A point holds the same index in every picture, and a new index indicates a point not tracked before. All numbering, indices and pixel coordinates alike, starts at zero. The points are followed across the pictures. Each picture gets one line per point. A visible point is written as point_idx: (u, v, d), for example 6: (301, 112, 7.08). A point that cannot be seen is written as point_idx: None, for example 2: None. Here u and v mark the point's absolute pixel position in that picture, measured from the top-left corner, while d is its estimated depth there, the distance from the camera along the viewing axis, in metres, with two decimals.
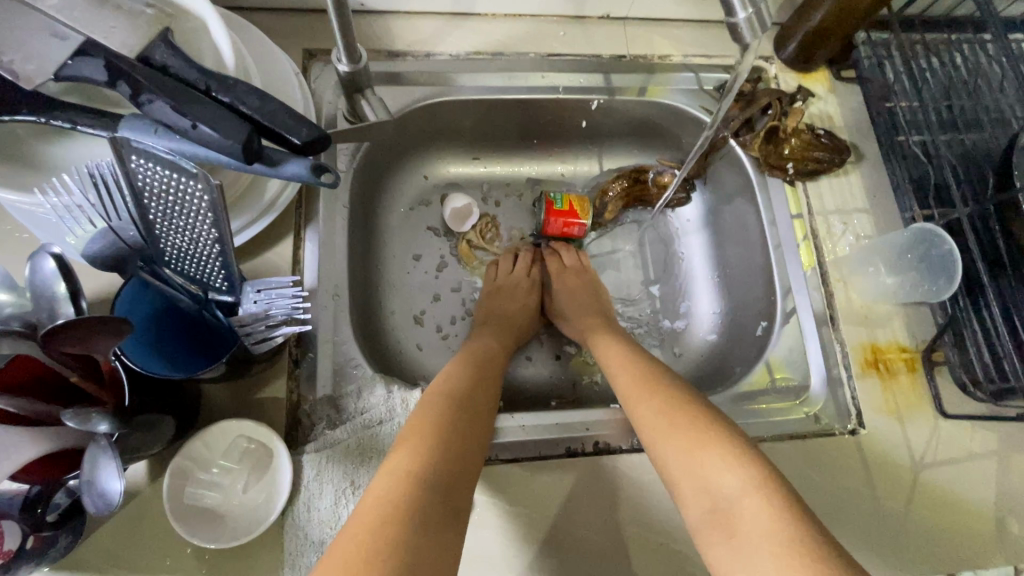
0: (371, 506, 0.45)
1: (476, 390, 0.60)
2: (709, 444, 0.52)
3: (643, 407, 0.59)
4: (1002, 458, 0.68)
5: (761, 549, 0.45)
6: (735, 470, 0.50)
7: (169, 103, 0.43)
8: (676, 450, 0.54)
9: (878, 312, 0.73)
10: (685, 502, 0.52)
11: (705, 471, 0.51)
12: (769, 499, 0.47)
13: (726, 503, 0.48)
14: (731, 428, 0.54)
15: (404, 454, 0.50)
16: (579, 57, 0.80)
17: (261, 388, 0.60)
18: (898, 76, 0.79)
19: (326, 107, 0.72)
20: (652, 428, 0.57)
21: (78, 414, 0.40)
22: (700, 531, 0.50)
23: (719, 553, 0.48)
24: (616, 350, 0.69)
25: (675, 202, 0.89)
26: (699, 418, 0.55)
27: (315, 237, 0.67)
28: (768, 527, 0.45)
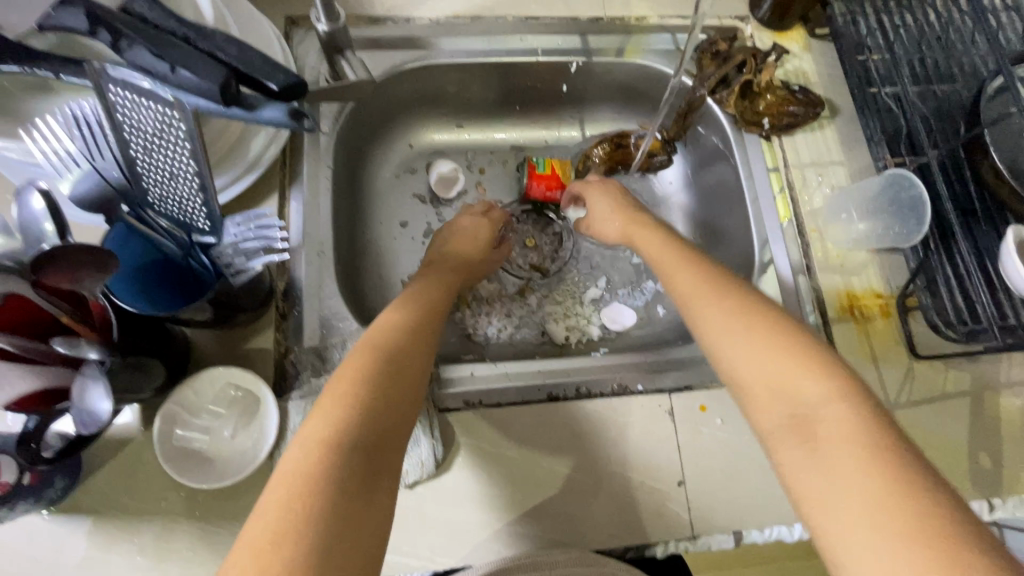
0: (285, 475, 0.41)
1: (405, 349, 0.55)
2: (795, 355, 0.49)
3: (711, 311, 0.56)
4: (974, 396, 0.70)
5: (847, 453, 0.42)
6: (817, 380, 0.47)
7: (147, 47, 0.45)
8: (754, 357, 0.50)
9: (853, 260, 0.74)
10: (759, 405, 0.49)
11: (781, 379, 0.48)
12: (849, 404, 0.45)
13: (807, 409, 0.46)
14: (814, 343, 0.50)
15: (319, 421, 0.45)
16: (557, 19, 0.82)
17: (248, 339, 0.62)
18: (870, 31, 0.80)
19: (307, 71, 0.73)
20: (728, 335, 0.53)
21: (68, 342, 0.42)
22: (773, 436, 0.47)
23: (790, 459, 0.45)
24: (677, 261, 0.63)
25: (658, 165, 0.90)
26: (784, 330, 0.51)
27: (299, 196, 0.69)
28: (851, 434, 0.43)
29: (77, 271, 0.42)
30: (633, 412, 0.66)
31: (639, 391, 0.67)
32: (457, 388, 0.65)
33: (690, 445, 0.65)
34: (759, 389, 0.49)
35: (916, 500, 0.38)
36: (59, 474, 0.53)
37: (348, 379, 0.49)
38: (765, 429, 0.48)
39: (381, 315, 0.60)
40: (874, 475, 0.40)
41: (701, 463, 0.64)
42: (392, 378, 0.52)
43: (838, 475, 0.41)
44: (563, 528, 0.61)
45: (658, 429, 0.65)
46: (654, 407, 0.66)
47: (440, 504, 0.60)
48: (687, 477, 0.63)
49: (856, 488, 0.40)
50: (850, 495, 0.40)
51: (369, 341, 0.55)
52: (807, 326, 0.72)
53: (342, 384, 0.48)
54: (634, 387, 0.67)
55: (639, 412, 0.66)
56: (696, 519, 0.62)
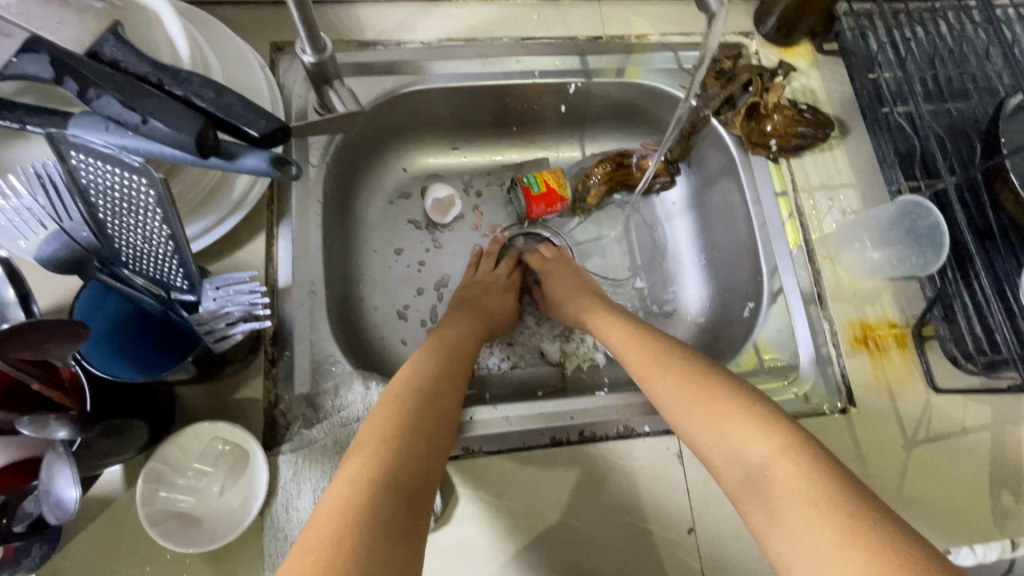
0: (333, 506, 0.44)
1: (441, 386, 0.59)
2: (736, 417, 0.51)
3: (658, 380, 0.59)
4: (995, 431, 0.67)
5: (794, 503, 0.44)
6: (762, 436, 0.49)
7: (116, 97, 0.42)
8: (701, 422, 0.53)
9: (866, 288, 0.71)
10: (720, 470, 0.51)
11: (734, 437, 0.50)
12: (799, 456, 0.47)
13: (756, 469, 0.48)
14: (757, 400, 0.53)
15: (363, 453, 0.49)
16: (554, 39, 0.78)
17: (236, 388, 0.59)
18: (881, 47, 0.77)
19: (294, 100, 0.70)
20: (674, 405, 0.56)
21: (33, 422, 0.38)
22: (737, 495, 0.49)
23: (754, 517, 0.47)
24: (622, 330, 0.68)
25: (661, 186, 0.87)
26: (726, 392, 0.54)
27: (288, 233, 0.66)
28: (797, 483, 0.45)
29: (45, 344, 0.39)
30: (640, 456, 0.63)
31: (647, 432, 0.64)
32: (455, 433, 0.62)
33: (701, 490, 0.62)
34: (716, 448, 0.51)
35: (864, 540, 0.40)
36: (37, 544, 0.50)
37: (383, 420, 0.53)
38: (732, 492, 0.50)
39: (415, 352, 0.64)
40: (824, 520, 0.42)
41: (712, 509, 0.61)
42: (428, 416, 0.54)
43: (793, 523, 0.43)
44: None
45: (666, 473, 0.62)
46: (662, 450, 0.63)
47: (440, 560, 0.57)
48: (698, 524, 0.61)
49: (819, 535, 0.42)
50: (805, 542, 0.42)
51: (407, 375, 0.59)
52: (819, 358, 0.69)
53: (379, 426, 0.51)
54: (641, 428, 0.64)
55: (646, 455, 0.63)
56: (708, 569, 0.59)
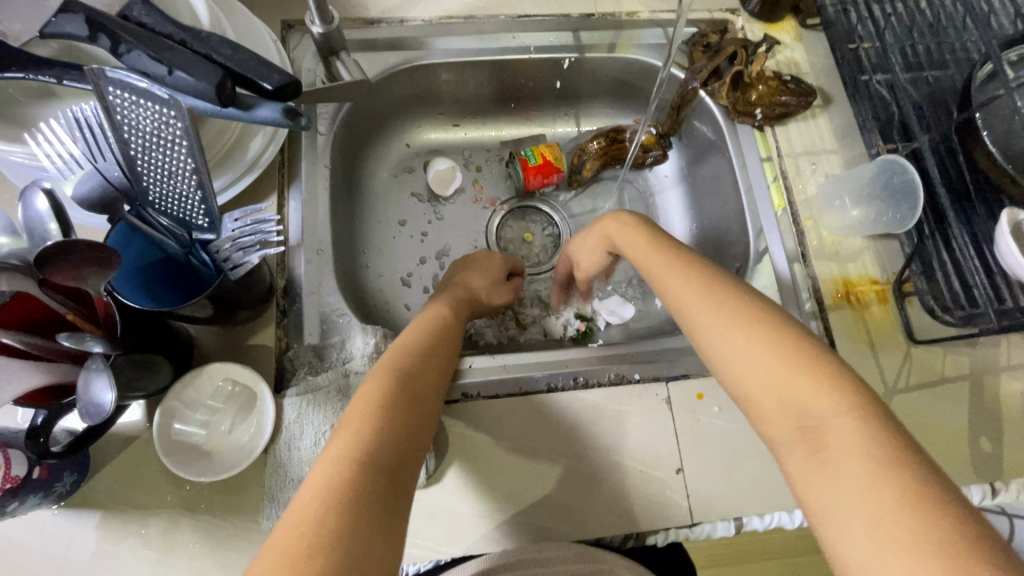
0: (312, 489, 0.43)
1: (424, 370, 0.58)
2: (809, 369, 0.47)
3: (711, 322, 0.54)
4: (973, 380, 0.70)
5: (851, 464, 0.42)
6: (828, 394, 0.46)
7: (145, 52, 0.47)
8: (757, 368, 0.49)
9: (848, 247, 0.74)
10: (767, 418, 0.48)
11: (791, 390, 0.47)
12: (859, 417, 0.44)
13: (816, 421, 0.45)
14: (824, 352, 0.49)
15: (347, 433, 0.48)
16: (548, 17, 0.83)
17: (250, 336, 0.63)
18: (861, 20, 0.81)
19: (303, 73, 0.75)
20: (728, 350, 0.52)
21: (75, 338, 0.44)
22: (783, 447, 0.47)
23: (797, 470, 0.45)
24: (664, 261, 0.61)
25: (654, 159, 0.91)
26: (791, 340, 0.50)
27: (298, 196, 0.70)
28: (856, 445, 0.43)
29: (81, 268, 0.43)
30: (629, 402, 0.66)
31: (636, 380, 0.67)
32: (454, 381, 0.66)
33: (688, 434, 0.65)
34: (769, 396, 0.48)
35: (924, 513, 0.38)
36: (68, 469, 0.53)
37: (369, 401, 0.51)
38: (774, 441, 0.48)
39: (401, 333, 0.63)
40: (877, 487, 0.40)
41: (699, 451, 0.64)
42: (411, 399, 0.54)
43: (841, 482, 0.42)
44: (562, 517, 0.61)
45: (656, 417, 0.66)
46: (651, 396, 0.66)
47: (440, 496, 0.61)
48: (685, 465, 0.64)
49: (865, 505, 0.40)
50: (854, 503, 0.40)
51: (392, 357, 0.58)
52: (803, 313, 0.72)
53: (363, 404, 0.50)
54: (630, 376, 0.68)
55: (636, 402, 0.66)
56: (695, 506, 0.62)
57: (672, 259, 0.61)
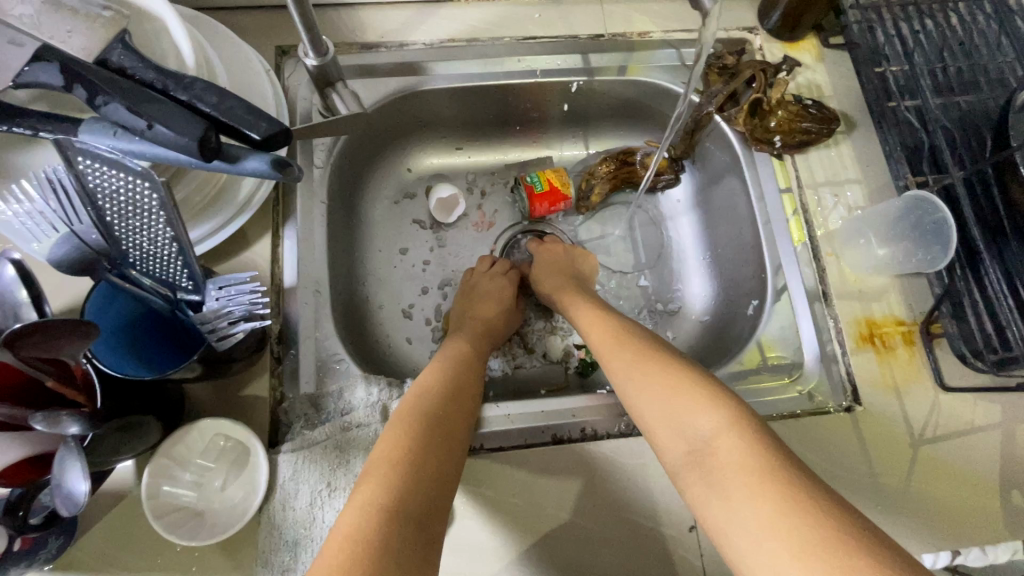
0: (343, 536, 0.43)
1: (451, 406, 0.58)
2: (684, 392, 0.53)
3: (616, 362, 0.60)
4: (1005, 429, 0.66)
5: (738, 482, 0.45)
6: (710, 411, 0.50)
7: (123, 103, 0.43)
8: (643, 392, 0.56)
9: (872, 286, 0.70)
10: (665, 449, 0.52)
11: (683, 420, 0.51)
12: (743, 435, 0.48)
13: (701, 443, 0.49)
14: (709, 382, 0.54)
15: (374, 474, 0.48)
16: (555, 38, 0.79)
17: (243, 386, 0.60)
18: (889, 40, 0.76)
19: (299, 102, 0.71)
20: (628, 383, 0.58)
21: (47, 420, 0.40)
22: (682, 478, 0.50)
23: (697, 494, 0.48)
24: (599, 316, 0.68)
25: (665, 183, 0.87)
26: (682, 374, 0.55)
27: (293, 233, 0.67)
28: (742, 460, 0.46)
29: (53, 345, 0.40)
30: (640, 454, 0.63)
31: None
32: None
33: None
34: (665, 430, 0.53)
35: (808, 517, 0.41)
36: (53, 534, 0.51)
37: (393, 438, 0.52)
38: (674, 469, 0.51)
39: (425, 371, 0.62)
40: (766, 498, 0.43)
41: None
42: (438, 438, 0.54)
43: (735, 503, 0.44)
44: None
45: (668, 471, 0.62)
46: None
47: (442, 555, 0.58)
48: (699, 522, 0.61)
49: (760, 510, 0.43)
50: (752, 522, 0.43)
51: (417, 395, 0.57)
52: (824, 356, 0.68)
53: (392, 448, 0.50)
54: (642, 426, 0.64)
55: (648, 454, 0.63)
56: (710, 567, 0.59)
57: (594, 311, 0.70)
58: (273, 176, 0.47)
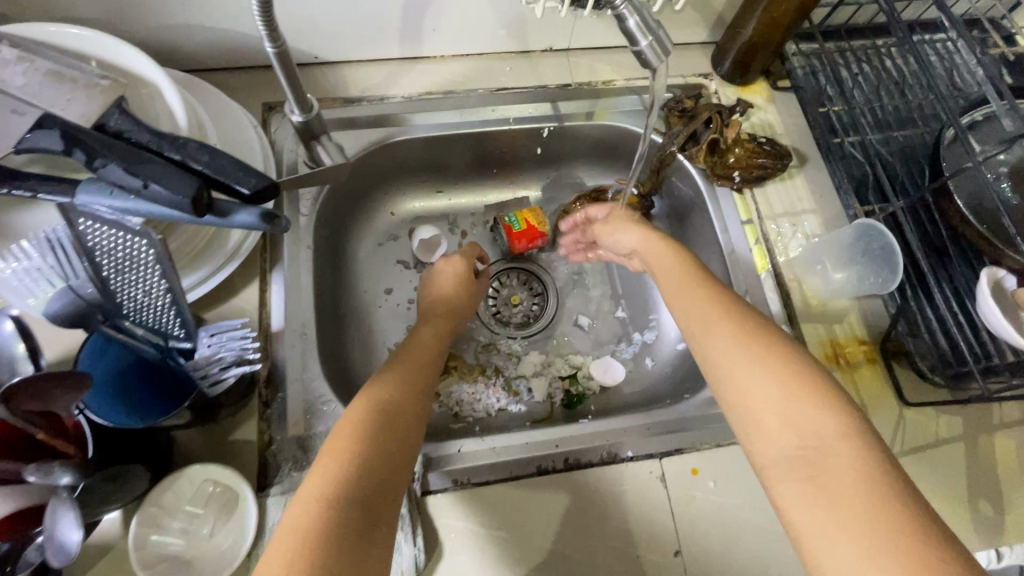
0: (284, 552, 0.40)
1: (409, 398, 0.58)
2: (800, 388, 0.50)
3: (718, 339, 0.56)
4: (967, 439, 0.69)
5: (854, 491, 0.43)
6: (829, 416, 0.48)
7: (120, 164, 0.46)
8: (748, 373, 0.52)
9: (834, 308, 0.75)
10: (761, 440, 0.50)
11: (793, 414, 0.49)
12: (862, 445, 0.46)
13: (815, 442, 0.46)
14: (831, 383, 0.51)
15: (333, 462, 0.48)
16: (526, 89, 0.84)
17: (232, 430, 0.62)
18: (831, 83, 0.83)
19: (284, 154, 0.75)
20: (731, 359, 0.54)
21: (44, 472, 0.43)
22: (773, 467, 0.48)
23: (787, 489, 0.46)
24: (684, 283, 0.65)
25: (636, 219, 0.90)
26: (796, 367, 0.52)
27: (280, 279, 0.70)
28: (859, 472, 0.44)
29: (49, 396, 0.42)
30: (624, 480, 0.64)
31: (629, 456, 0.66)
32: (441, 467, 0.63)
33: (685, 512, 0.64)
34: (768, 420, 0.50)
35: (919, 543, 0.40)
36: None
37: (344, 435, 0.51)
38: (768, 461, 0.48)
39: (376, 379, 0.59)
40: (881, 515, 0.41)
41: (696, 531, 0.63)
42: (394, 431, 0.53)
43: (837, 510, 0.43)
44: None
45: (651, 496, 0.64)
46: (646, 473, 0.65)
47: None
48: (683, 545, 0.62)
49: (857, 526, 0.41)
50: (848, 536, 0.41)
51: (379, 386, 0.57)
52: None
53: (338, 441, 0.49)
54: (624, 453, 0.66)
55: (631, 481, 0.64)
56: None
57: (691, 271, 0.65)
58: (264, 227, 0.50)
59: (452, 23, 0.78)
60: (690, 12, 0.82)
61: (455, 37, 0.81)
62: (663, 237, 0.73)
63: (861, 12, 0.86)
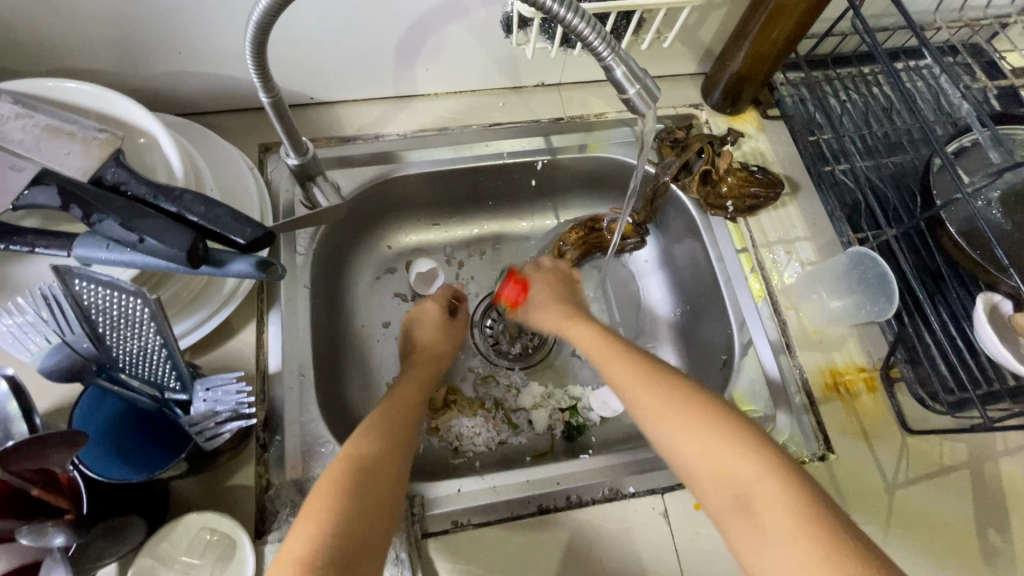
0: None
1: (390, 445, 0.59)
2: (727, 436, 0.52)
3: (642, 403, 0.59)
4: (972, 468, 0.68)
5: (787, 531, 0.45)
6: (750, 455, 0.50)
7: (117, 220, 0.47)
8: (676, 431, 0.55)
9: (831, 336, 0.74)
10: (707, 492, 0.52)
11: (722, 463, 0.51)
12: (782, 479, 0.48)
13: (746, 486, 0.49)
14: (748, 425, 0.54)
15: (311, 520, 0.50)
16: (519, 124, 0.86)
17: (229, 476, 0.61)
18: (820, 111, 0.84)
19: (282, 194, 0.76)
20: (656, 418, 0.57)
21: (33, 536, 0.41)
22: (724, 517, 0.50)
23: (742, 539, 0.48)
24: (609, 349, 0.67)
25: (632, 247, 0.92)
26: (718, 415, 0.54)
27: (278, 319, 0.70)
28: (787, 509, 0.46)
29: (45, 454, 0.42)
30: (626, 518, 0.64)
31: (631, 493, 0.65)
32: (439, 507, 0.63)
33: (689, 549, 0.63)
34: (706, 474, 0.52)
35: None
36: None
37: (324, 490, 0.53)
38: (716, 512, 0.51)
39: (360, 429, 0.61)
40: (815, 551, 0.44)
41: (701, 569, 0.62)
42: (371, 481, 0.55)
43: (786, 556, 0.45)
44: None
45: (655, 534, 0.63)
46: (648, 511, 0.64)
47: None
48: None
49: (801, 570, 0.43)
50: None
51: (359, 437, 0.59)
52: (796, 408, 0.71)
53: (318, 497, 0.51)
54: (625, 489, 0.65)
55: (633, 518, 0.64)
56: None
57: (610, 344, 0.68)
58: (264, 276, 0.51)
59: (445, 63, 0.80)
60: (678, 46, 0.84)
61: (448, 75, 0.82)
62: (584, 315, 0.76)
63: (847, 41, 0.87)
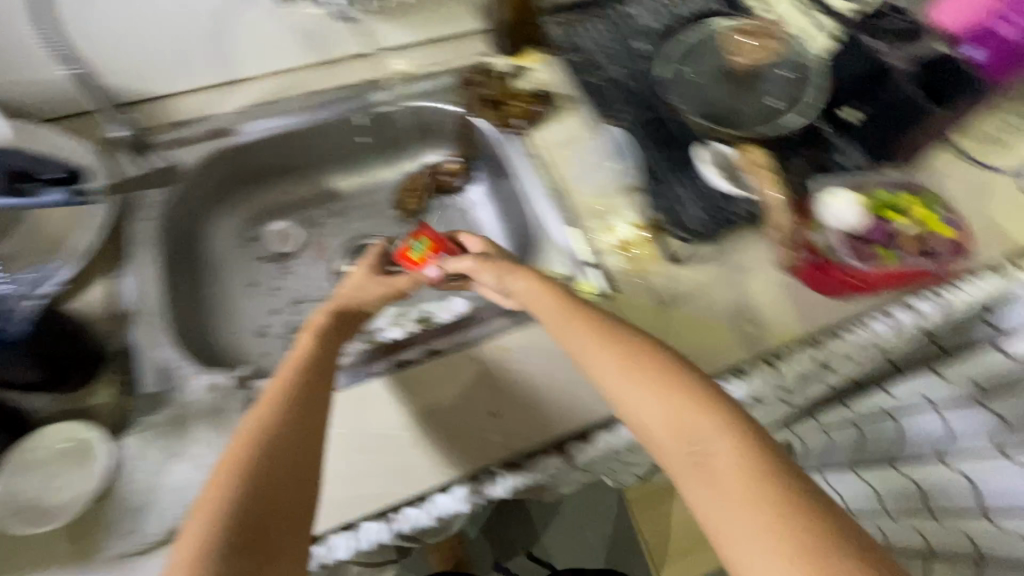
0: None
1: (311, 415, 0.55)
2: (692, 404, 0.54)
3: (603, 369, 0.59)
4: (727, 279, 0.84)
5: (744, 502, 0.47)
6: (720, 433, 0.51)
7: None
8: (638, 399, 0.56)
9: (607, 204, 0.91)
10: (667, 462, 0.53)
11: (682, 425, 0.53)
12: (752, 446, 0.50)
13: (705, 450, 0.51)
14: (712, 388, 0.55)
15: (211, 499, 0.48)
16: (333, 89, 1.00)
17: (88, 401, 0.72)
18: (579, 37, 1.02)
19: (125, 174, 0.86)
20: (613, 384, 0.58)
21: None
22: (679, 477, 0.52)
23: (697, 498, 0.49)
24: (552, 303, 0.67)
25: (462, 181, 1.06)
26: (680, 382, 0.55)
27: (124, 274, 0.80)
28: (741, 470, 0.48)
29: None
30: (444, 367, 0.75)
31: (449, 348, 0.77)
32: None
33: (500, 382, 0.74)
34: (677, 456, 0.52)
35: (798, 533, 0.44)
36: None
37: (223, 476, 0.49)
38: (673, 468, 0.52)
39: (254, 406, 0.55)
40: (758, 509, 0.46)
41: (511, 395, 0.73)
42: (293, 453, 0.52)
43: (732, 516, 0.47)
44: (394, 481, 0.68)
45: (470, 377, 0.75)
46: (464, 358, 0.75)
47: None
48: (499, 409, 0.72)
49: (762, 532, 0.45)
50: (763, 553, 0.44)
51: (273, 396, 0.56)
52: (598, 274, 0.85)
53: (220, 473, 0.49)
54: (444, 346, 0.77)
55: (451, 366, 0.75)
56: (513, 441, 0.71)
57: (557, 298, 0.67)
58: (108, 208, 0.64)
59: (251, 43, 0.94)
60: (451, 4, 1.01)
61: (261, 55, 0.96)
62: (501, 258, 0.75)
63: None
